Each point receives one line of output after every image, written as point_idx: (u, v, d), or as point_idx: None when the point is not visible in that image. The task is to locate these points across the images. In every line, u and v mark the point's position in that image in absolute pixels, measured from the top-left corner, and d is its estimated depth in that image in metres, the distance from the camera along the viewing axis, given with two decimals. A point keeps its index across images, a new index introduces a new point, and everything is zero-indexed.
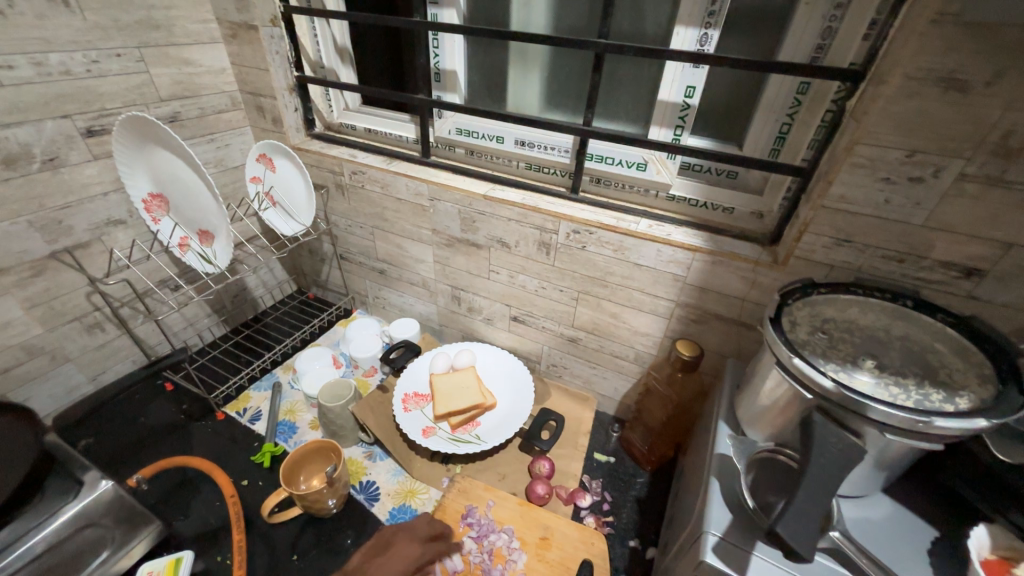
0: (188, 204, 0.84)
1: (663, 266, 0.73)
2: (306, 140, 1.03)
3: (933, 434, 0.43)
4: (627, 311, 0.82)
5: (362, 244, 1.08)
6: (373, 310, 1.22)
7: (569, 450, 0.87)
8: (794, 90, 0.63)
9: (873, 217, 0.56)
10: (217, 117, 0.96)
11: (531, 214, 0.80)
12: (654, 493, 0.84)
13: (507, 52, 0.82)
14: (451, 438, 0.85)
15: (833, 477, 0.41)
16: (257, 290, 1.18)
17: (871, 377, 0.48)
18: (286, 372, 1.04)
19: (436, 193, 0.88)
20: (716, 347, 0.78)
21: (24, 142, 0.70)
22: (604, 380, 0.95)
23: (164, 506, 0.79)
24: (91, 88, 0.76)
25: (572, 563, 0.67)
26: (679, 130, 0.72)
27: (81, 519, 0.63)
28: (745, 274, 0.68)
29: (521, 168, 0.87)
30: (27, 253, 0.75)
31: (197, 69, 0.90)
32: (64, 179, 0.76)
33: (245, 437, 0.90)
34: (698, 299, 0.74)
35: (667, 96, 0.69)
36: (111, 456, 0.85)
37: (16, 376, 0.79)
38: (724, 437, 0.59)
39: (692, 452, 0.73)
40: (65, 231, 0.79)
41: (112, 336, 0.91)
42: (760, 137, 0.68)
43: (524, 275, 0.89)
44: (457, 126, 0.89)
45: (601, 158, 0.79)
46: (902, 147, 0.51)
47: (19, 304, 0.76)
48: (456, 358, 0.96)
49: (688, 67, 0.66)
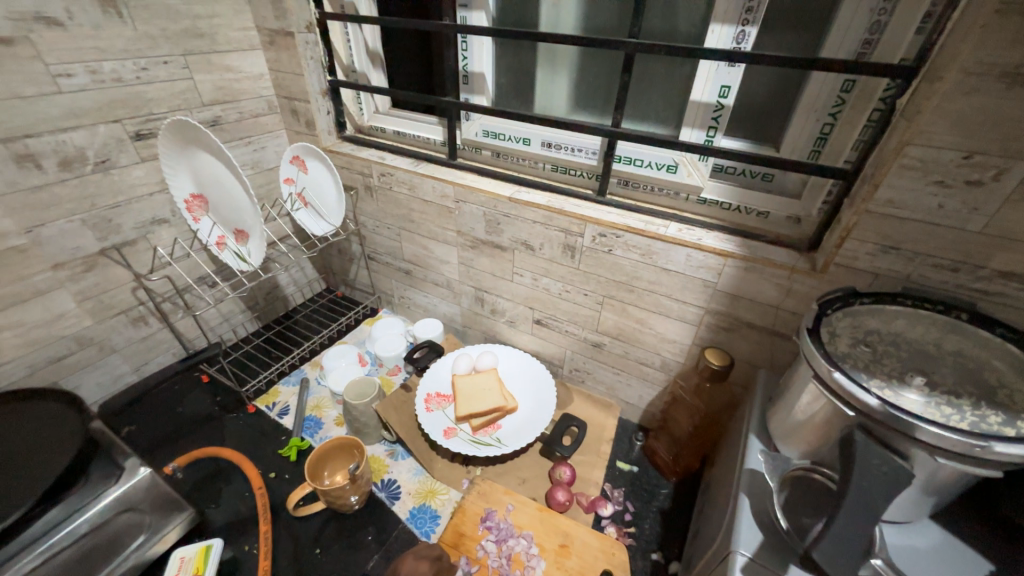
0: (224, 204, 0.88)
1: (693, 272, 0.71)
2: (337, 142, 1.06)
3: (990, 460, 0.40)
4: (653, 317, 0.80)
5: (389, 245, 1.10)
6: (398, 310, 1.24)
7: (591, 457, 0.86)
8: (838, 88, 0.60)
9: (924, 223, 0.52)
10: (254, 121, 1.00)
11: (556, 216, 0.79)
12: (679, 506, 0.81)
13: (535, 53, 0.82)
14: (472, 440, 0.84)
15: (875, 501, 0.38)
16: (288, 287, 1.21)
17: (920, 395, 0.45)
18: (314, 368, 1.07)
19: (462, 195, 0.88)
20: (748, 358, 0.75)
21: (79, 145, 0.75)
22: (628, 386, 0.92)
23: (198, 493, 0.82)
24: (140, 94, 0.80)
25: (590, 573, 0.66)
26: (712, 131, 0.69)
27: (121, 503, 0.67)
28: (781, 282, 0.65)
29: (547, 170, 0.87)
30: (80, 249, 0.79)
31: (237, 75, 0.94)
32: (114, 180, 0.81)
33: (274, 430, 0.93)
34: (729, 307, 0.71)
35: (700, 96, 0.67)
36: (150, 443, 0.89)
37: (68, 365, 0.84)
38: (755, 453, 0.56)
39: (720, 466, 0.71)
40: (114, 229, 0.83)
41: (154, 329, 0.95)
42: (798, 138, 0.65)
43: (548, 279, 0.88)
44: (484, 128, 0.89)
45: (629, 160, 0.77)
46: (959, 149, 0.47)
47: (72, 297, 0.81)
48: (478, 359, 0.96)
49: (723, 66, 0.63)
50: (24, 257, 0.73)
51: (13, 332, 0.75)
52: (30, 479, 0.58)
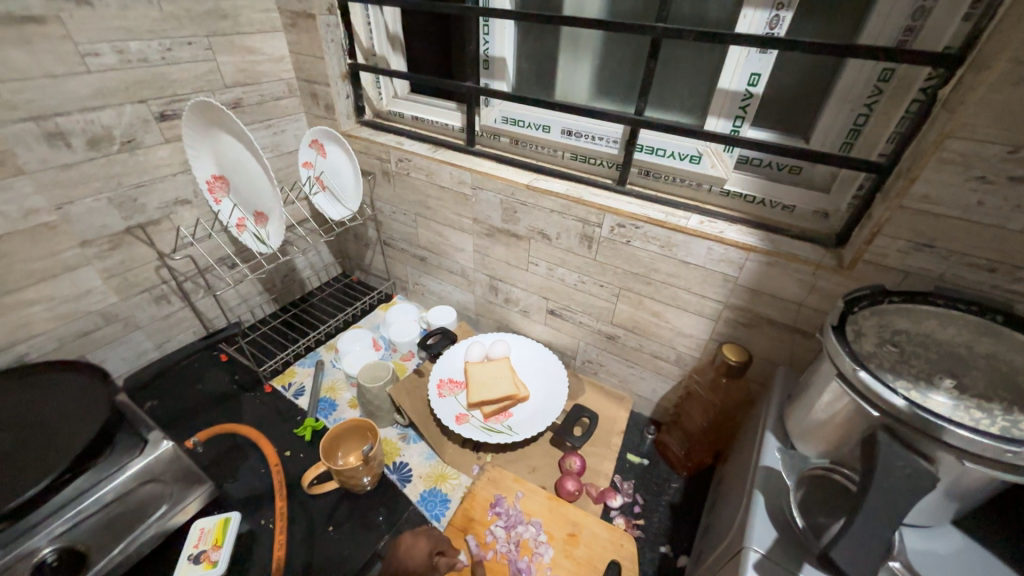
0: (245, 186, 0.89)
1: (713, 265, 0.70)
2: (356, 126, 1.06)
3: (1022, 467, 0.38)
4: (670, 310, 0.78)
5: (405, 231, 1.10)
6: (412, 297, 1.25)
7: (601, 448, 0.86)
8: (875, 77, 0.57)
9: (961, 220, 0.50)
10: (274, 104, 1.00)
11: (575, 206, 0.78)
12: (689, 501, 0.81)
13: (558, 38, 0.80)
14: (483, 427, 0.85)
15: (897, 504, 0.37)
16: (305, 271, 1.23)
17: (949, 398, 0.43)
18: (329, 351, 1.08)
19: (479, 182, 0.88)
20: (766, 354, 0.73)
21: (106, 124, 0.76)
22: (641, 379, 0.92)
23: (216, 468, 0.84)
24: (164, 75, 0.81)
25: (597, 562, 0.66)
26: (739, 121, 0.67)
27: (145, 473, 0.69)
28: (805, 278, 0.63)
29: (566, 158, 0.86)
30: (106, 227, 0.81)
31: (258, 57, 0.94)
32: (139, 160, 0.82)
33: (290, 410, 0.95)
34: (749, 302, 0.70)
35: (728, 84, 0.65)
36: (172, 418, 0.92)
37: (95, 339, 0.87)
38: (772, 450, 0.55)
39: (733, 462, 0.70)
40: (139, 209, 0.85)
41: (176, 307, 0.98)
42: (830, 130, 0.63)
43: (564, 269, 0.87)
44: (503, 114, 0.88)
45: (651, 149, 0.75)
46: (1005, 143, 0.45)
47: (98, 274, 0.83)
48: (491, 348, 0.97)
49: (754, 53, 0.61)
50: (54, 233, 0.75)
51: (44, 306, 0.77)
52: (58, 447, 0.60)
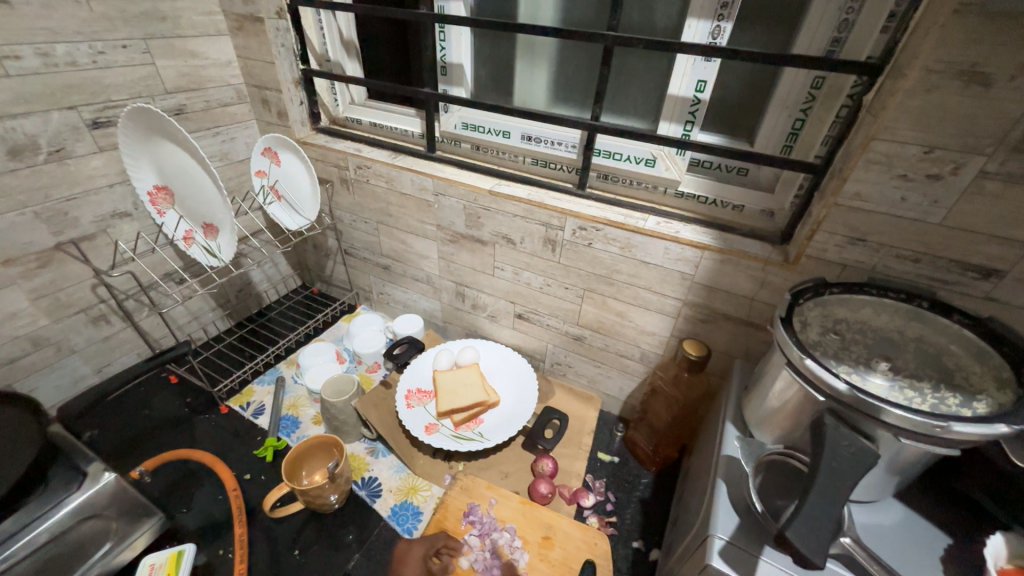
0: (191, 197, 0.84)
1: (670, 264, 0.72)
2: (311, 133, 1.03)
3: (951, 440, 0.42)
4: (633, 310, 0.81)
5: (366, 239, 1.08)
6: (377, 306, 1.22)
7: (572, 449, 0.86)
8: (808, 85, 0.62)
9: (889, 215, 0.54)
10: (222, 110, 0.96)
11: (537, 210, 0.78)
12: (659, 494, 0.83)
13: (515, 45, 0.81)
14: (453, 435, 0.84)
15: (845, 483, 0.40)
16: (261, 284, 1.18)
17: (884, 379, 0.47)
18: (289, 366, 1.04)
19: (441, 188, 0.87)
20: (724, 348, 0.77)
21: (29, 132, 0.70)
22: (609, 379, 0.94)
23: (167, 498, 0.79)
24: (96, 79, 0.76)
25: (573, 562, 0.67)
26: (689, 126, 0.70)
27: (84, 509, 0.63)
28: (755, 274, 0.67)
29: (527, 163, 0.86)
30: (32, 244, 0.75)
31: (203, 61, 0.89)
32: (70, 170, 0.76)
33: (248, 431, 0.90)
34: (706, 299, 0.73)
35: (677, 90, 0.68)
36: (115, 448, 0.85)
37: (22, 367, 0.79)
38: (732, 440, 0.58)
39: (697, 454, 0.72)
40: (70, 223, 0.79)
41: (117, 328, 0.91)
42: (771, 134, 0.67)
43: (529, 273, 0.88)
44: (463, 120, 0.88)
45: (608, 153, 0.77)
46: (920, 144, 0.49)
47: (25, 295, 0.76)
48: (459, 355, 0.96)
49: (699, 61, 0.64)
50: None
51: None
52: None
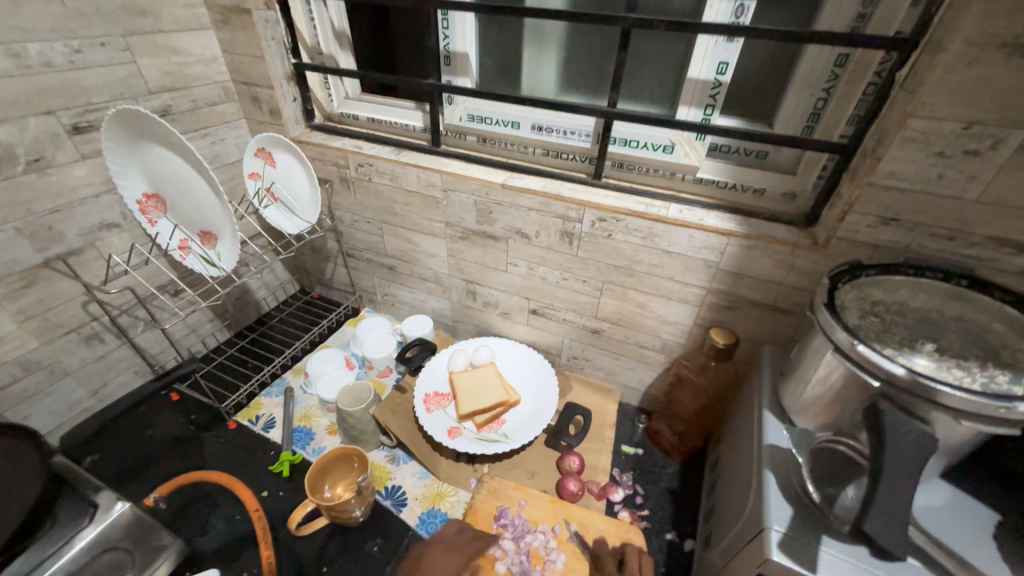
0: (186, 203, 0.79)
1: (695, 252, 0.71)
2: (306, 132, 0.98)
3: (1010, 419, 0.41)
4: (654, 300, 0.79)
5: (369, 240, 1.04)
6: (381, 308, 1.19)
7: (597, 444, 0.85)
8: (832, 63, 0.60)
9: (923, 194, 0.54)
10: (210, 110, 0.90)
11: (553, 202, 0.76)
12: (687, 483, 0.82)
13: (521, 30, 0.78)
14: (477, 437, 0.82)
15: (910, 470, 0.39)
16: (260, 292, 1.13)
17: (931, 360, 0.46)
18: (297, 376, 1.00)
19: (450, 184, 0.84)
20: (749, 335, 0.76)
21: (5, 142, 0.65)
22: (629, 371, 0.92)
23: (181, 521, 0.75)
24: (75, 81, 0.70)
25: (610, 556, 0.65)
26: (710, 109, 0.68)
27: (100, 542, 0.61)
28: (783, 258, 0.66)
29: (538, 154, 0.84)
30: (16, 262, 0.69)
31: (187, 58, 0.84)
32: (51, 180, 0.71)
33: (260, 446, 0.86)
34: (731, 286, 0.72)
35: (696, 73, 0.66)
36: (120, 472, 0.81)
37: (13, 394, 0.74)
38: (776, 429, 0.57)
39: (729, 442, 0.72)
40: (55, 238, 0.73)
41: (112, 346, 0.86)
42: (792, 115, 0.66)
43: (544, 267, 0.86)
44: (468, 112, 0.85)
45: (625, 141, 0.75)
46: (959, 119, 0.48)
47: (11, 317, 0.71)
48: (474, 354, 0.94)
49: (721, 42, 0.62)
50: None
51: None
52: None
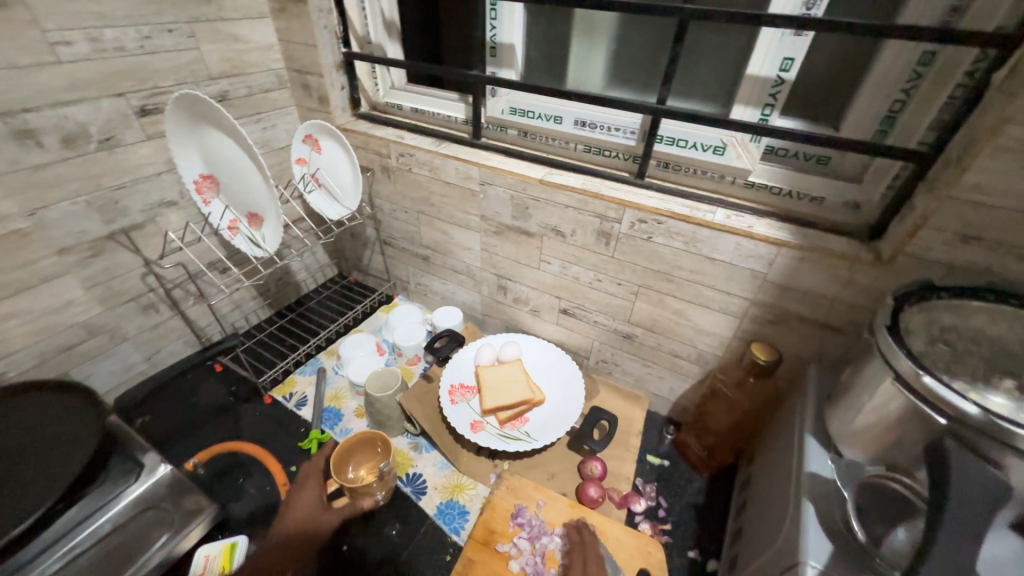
0: (236, 185, 0.83)
1: (740, 261, 0.67)
2: (352, 120, 1.00)
3: None
4: (692, 308, 0.76)
5: (406, 229, 1.05)
6: (414, 297, 1.20)
7: (621, 451, 0.83)
8: (915, 61, 0.54)
9: (1014, 211, 0.48)
10: (264, 96, 0.94)
11: (592, 201, 0.74)
12: (714, 502, 0.79)
13: (571, 21, 0.75)
14: (499, 434, 0.81)
15: (977, 521, 0.35)
16: (300, 273, 1.17)
17: (1010, 399, 0.41)
18: (330, 357, 1.03)
19: (487, 177, 0.83)
20: (794, 352, 0.71)
21: (81, 121, 0.70)
22: (659, 379, 0.89)
23: (217, 487, 0.80)
24: (144, 65, 0.74)
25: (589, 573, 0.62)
26: (768, 110, 0.64)
27: (142, 502, 0.65)
28: (839, 273, 0.61)
29: (579, 151, 0.81)
30: (86, 233, 0.75)
31: (246, 45, 0.87)
32: (119, 158, 0.76)
33: (292, 422, 0.90)
34: (778, 299, 0.67)
35: (757, 70, 0.61)
36: (166, 435, 0.87)
37: (78, 354, 0.81)
38: (819, 457, 0.53)
39: (762, 464, 0.68)
40: (120, 212, 0.79)
41: (165, 316, 0.92)
42: (862, 118, 0.61)
43: (578, 267, 0.84)
44: (511, 105, 0.84)
45: (672, 140, 0.72)
46: None
47: (80, 283, 0.77)
48: (502, 350, 0.93)
49: (787, 35, 0.57)
50: (29, 241, 0.69)
51: (20, 320, 0.71)
52: (46, 475, 0.56)
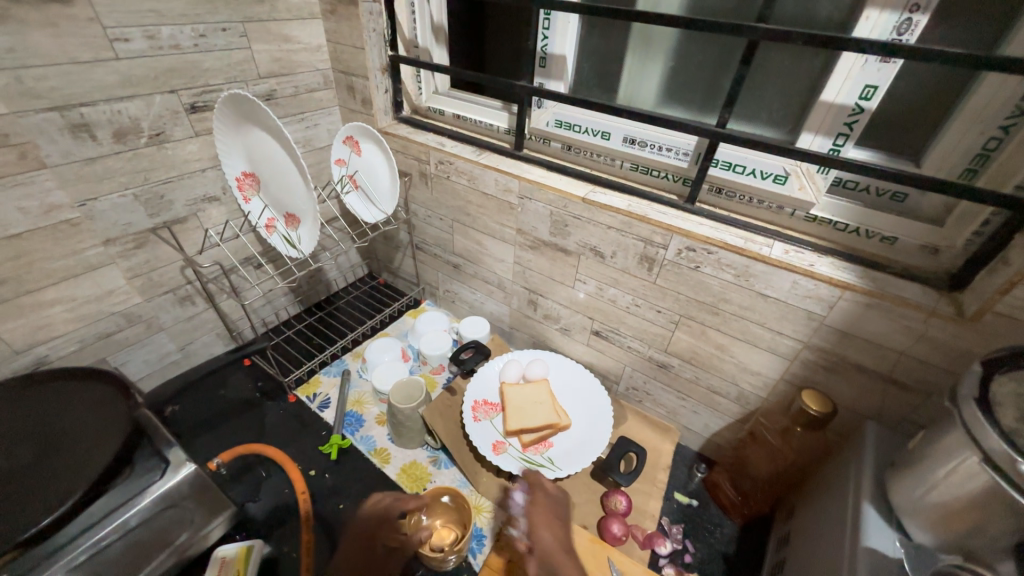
0: (275, 185, 0.83)
1: (796, 301, 0.62)
2: (393, 123, 0.99)
3: None
4: (737, 344, 0.71)
5: (439, 236, 1.04)
6: (441, 303, 1.19)
7: (647, 486, 0.79)
8: (1020, 96, 0.48)
9: None
10: (309, 96, 0.94)
11: (637, 224, 0.70)
12: (745, 551, 0.74)
13: (627, 35, 0.72)
14: (522, 458, 0.79)
15: None
16: (331, 272, 1.18)
17: None
18: (355, 359, 1.03)
19: (527, 191, 0.81)
20: (848, 402, 0.66)
21: (133, 116, 0.71)
22: (693, 413, 0.85)
23: (238, 487, 0.80)
24: (196, 63, 0.75)
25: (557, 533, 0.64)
26: (841, 140, 0.59)
27: (166, 498, 0.65)
28: (910, 325, 0.55)
29: (625, 169, 0.78)
30: (130, 225, 0.76)
31: (295, 46, 0.87)
32: (167, 154, 0.77)
33: (315, 424, 0.90)
34: (836, 345, 0.62)
35: (833, 96, 0.56)
36: (194, 426, 0.89)
37: (116, 341, 0.82)
38: (880, 532, 0.48)
39: (805, 521, 0.63)
40: (165, 206, 0.80)
41: (200, 308, 0.93)
42: (949, 155, 0.55)
43: (616, 289, 0.80)
44: (557, 118, 0.81)
45: (728, 165, 0.67)
46: None
47: (122, 273, 0.78)
48: (528, 368, 0.90)
49: (872, 61, 0.52)
50: (77, 230, 0.70)
51: (65, 307, 0.73)
52: (79, 464, 0.57)
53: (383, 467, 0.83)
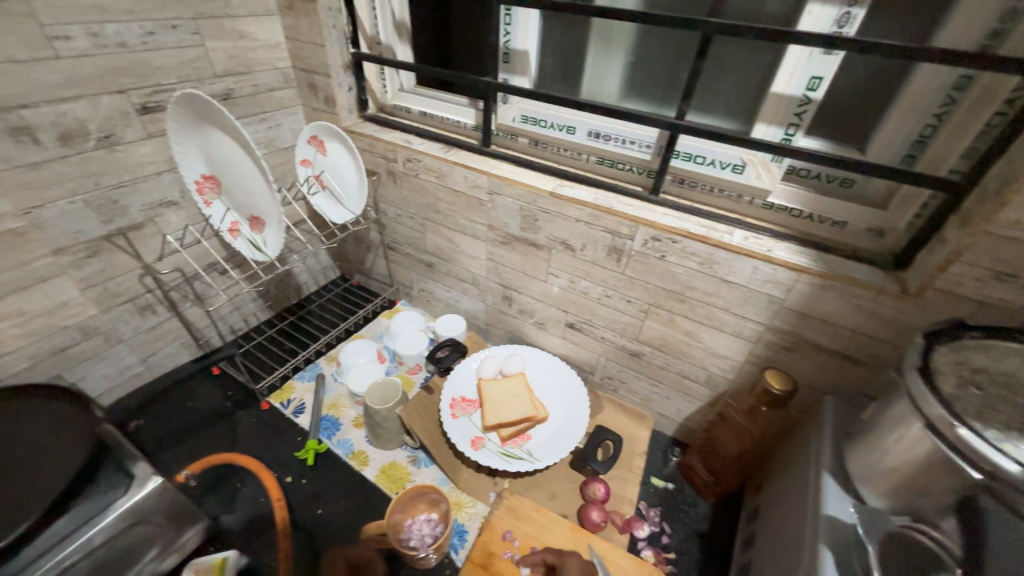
0: (237, 187, 0.80)
1: (757, 285, 0.64)
2: (359, 121, 0.98)
3: None
4: (703, 330, 0.73)
5: (411, 235, 1.03)
6: (417, 303, 1.18)
7: (624, 472, 0.80)
8: (950, 85, 0.51)
9: None
10: (269, 95, 0.92)
11: (604, 216, 0.71)
12: (718, 528, 0.77)
13: (587, 30, 0.73)
14: (501, 452, 0.79)
15: None
16: (301, 276, 1.15)
17: None
18: (329, 363, 1.01)
19: (496, 187, 0.81)
20: (807, 380, 0.69)
21: (80, 117, 0.67)
22: (665, 399, 0.87)
23: (211, 499, 0.78)
24: (145, 62, 0.72)
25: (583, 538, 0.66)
26: (793, 129, 0.61)
27: (133, 515, 0.62)
28: (861, 303, 0.58)
29: (591, 162, 0.79)
30: (82, 233, 0.73)
31: (251, 43, 0.85)
32: (118, 157, 0.74)
33: (289, 430, 0.88)
34: (795, 326, 0.65)
35: (783, 88, 0.59)
36: (161, 440, 0.85)
37: (72, 355, 0.79)
38: (838, 500, 0.50)
39: (771, 495, 0.65)
40: (119, 212, 0.77)
41: (163, 318, 0.90)
42: (891, 142, 0.58)
43: (587, 281, 0.81)
44: (523, 113, 0.81)
45: (689, 156, 0.69)
46: None
47: (76, 284, 0.75)
48: (505, 363, 0.91)
49: (816, 53, 0.55)
50: (23, 240, 0.67)
51: (13, 322, 0.69)
52: (37, 484, 0.54)
53: (360, 469, 0.82)
